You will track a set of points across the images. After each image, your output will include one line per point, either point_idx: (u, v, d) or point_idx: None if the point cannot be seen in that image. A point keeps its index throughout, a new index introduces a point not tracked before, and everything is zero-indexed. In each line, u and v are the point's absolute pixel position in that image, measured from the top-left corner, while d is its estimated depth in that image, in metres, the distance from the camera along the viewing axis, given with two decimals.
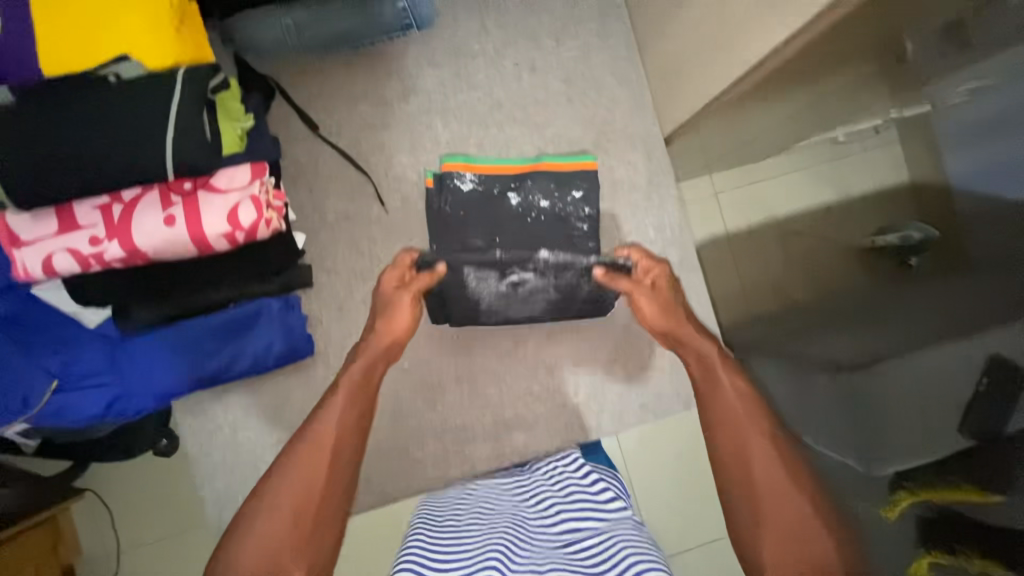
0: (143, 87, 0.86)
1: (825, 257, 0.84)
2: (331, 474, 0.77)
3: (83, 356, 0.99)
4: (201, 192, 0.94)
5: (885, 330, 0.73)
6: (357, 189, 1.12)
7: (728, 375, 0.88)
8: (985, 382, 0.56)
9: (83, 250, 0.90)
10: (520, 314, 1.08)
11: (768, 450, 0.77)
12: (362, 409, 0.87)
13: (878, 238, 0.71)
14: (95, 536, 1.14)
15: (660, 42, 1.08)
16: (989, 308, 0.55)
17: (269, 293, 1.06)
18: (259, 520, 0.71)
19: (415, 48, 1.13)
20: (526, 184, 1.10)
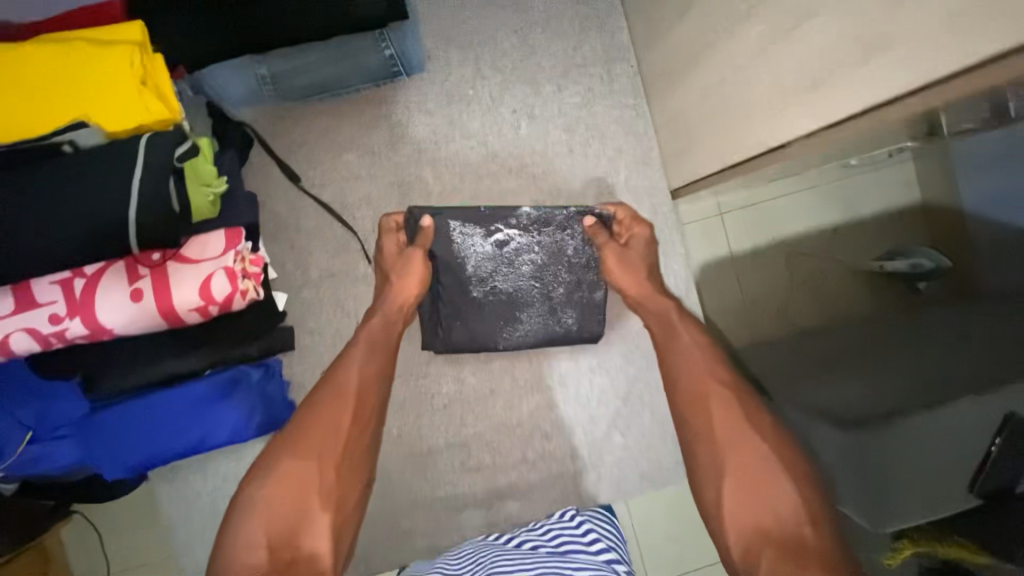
0: (102, 156, 0.79)
1: (830, 276, 0.88)
2: (354, 421, 0.79)
3: (62, 408, 0.95)
4: (170, 263, 0.87)
5: (898, 363, 0.78)
6: (341, 245, 1.05)
7: (687, 329, 0.88)
8: (999, 442, 0.62)
9: (42, 329, 0.83)
10: (508, 282, 1.02)
11: (727, 401, 0.77)
12: (383, 359, 0.88)
13: (887, 262, 0.78)
14: (85, 564, 1.08)
15: (668, 92, 1.01)
16: (1006, 358, 0.63)
17: (247, 361, 1.00)
18: (285, 459, 0.74)
19: (405, 94, 1.05)
20: (519, 219, 0.98)
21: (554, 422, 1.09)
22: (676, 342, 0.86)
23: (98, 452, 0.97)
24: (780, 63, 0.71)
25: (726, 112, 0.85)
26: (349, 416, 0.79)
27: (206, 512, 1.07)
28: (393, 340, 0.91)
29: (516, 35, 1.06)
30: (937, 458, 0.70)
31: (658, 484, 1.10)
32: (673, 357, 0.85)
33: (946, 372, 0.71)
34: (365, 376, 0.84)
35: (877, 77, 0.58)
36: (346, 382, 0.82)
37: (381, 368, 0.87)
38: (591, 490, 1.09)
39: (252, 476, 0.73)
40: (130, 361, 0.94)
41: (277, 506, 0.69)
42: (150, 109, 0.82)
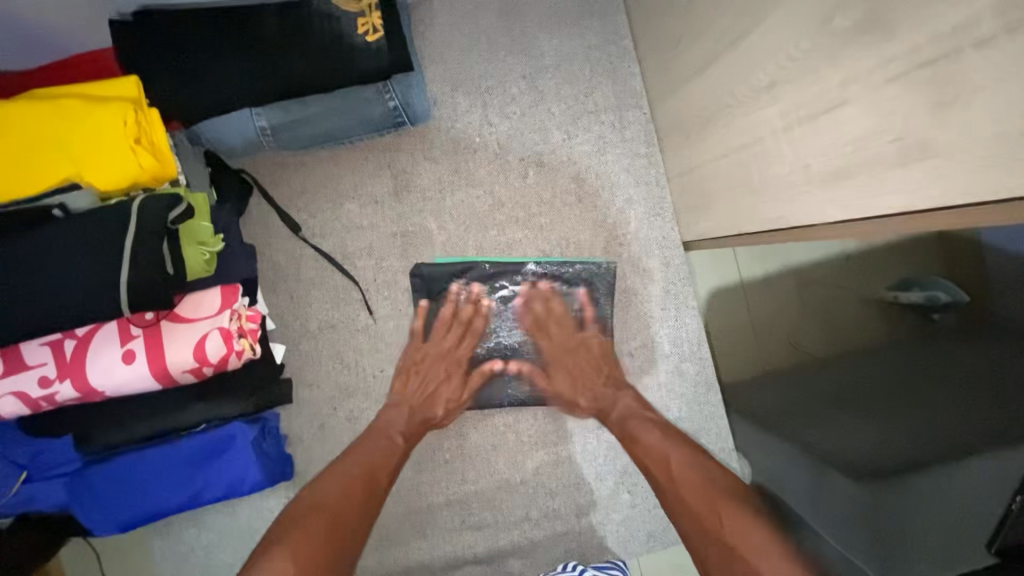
0: (94, 221, 0.76)
1: (840, 309, 0.84)
2: (359, 510, 0.79)
3: (55, 453, 0.92)
4: (164, 323, 0.84)
5: (902, 426, 0.76)
6: (342, 295, 1.02)
7: (638, 421, 0.90)
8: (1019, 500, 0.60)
9: (32, 393, 0.80)
10: (511, 337, 1.01)
11: (698, 488, 0.78)
12: (397, 452, 0.89)
13: (902, 294, 0.74)
14: None
15: (683, 145, 0.97)
16: (989, 423, 0.64)
17: (244, 419, 0.96)
18: (291, 538, 0.72)
19: (410, 142, 1.02)
20: (523, 276, 1.01)
21: (560, 481, 1.05)
22: (648, 432, 0.88)
23: (88, 502, 0.94)
24: (809, 138, 0.67)
25: (748, 176, 0.81)
26: (356, 505, 0.80)
27: (197, 567, 1.04)
28: (411, 438, 0.92)
29: (525, 81, 1.03)
30: (949, 522, 0.69)
31: (666, 543, 1.06)
32: (640, 442, 0.88)
33: (954, 428, 0.68)
34: (375, 467, 0.85)
35: (927, 173, 0.54)
36: (357, 472, 0.83)
37: (393, 460, 0.88)
38: (596, 550, 1.05)
39: (255, 556, 0.71)
40: (122, 418, 0.91)
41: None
42: (141, 167, 0.78)
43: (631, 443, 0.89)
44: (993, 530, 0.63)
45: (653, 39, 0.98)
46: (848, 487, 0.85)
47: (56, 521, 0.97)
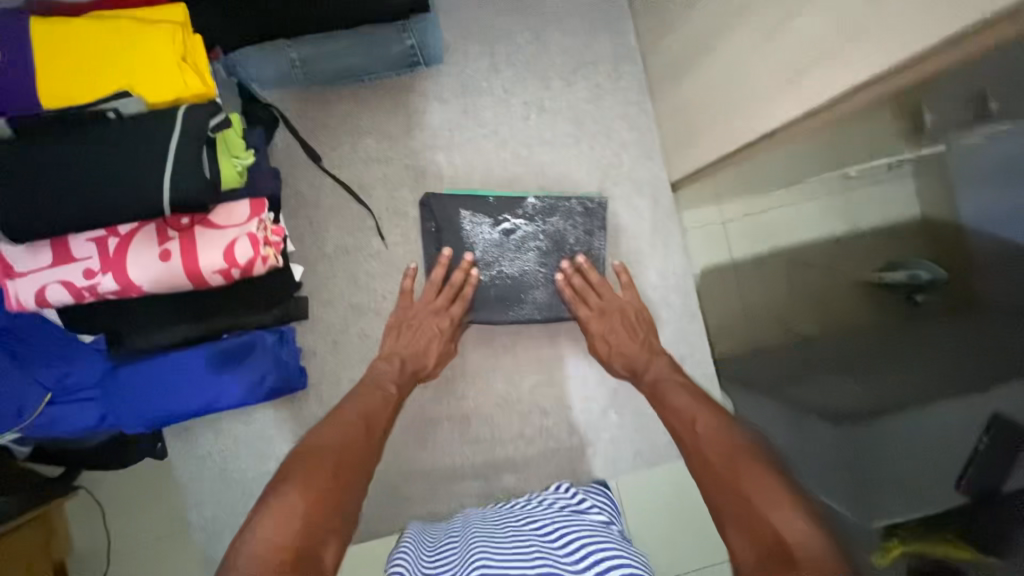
0: (144, 126, 0.85)
1: (834, 292, 0.85)
2: (363, 450, 0.81)
3: (83, 369, 1.00)
4: (198, 228, 0.93)
5: (882, 386, 0.79)
6: (358, 222, 1.11)
7: (672, 389, 0.91)
8: (987, 440, 0.61)
9: (77, 282, 0.89)
10: (512, 265, 1.08)
11: (721, 435, 0.77)
12: (392, 401, 0.93)
13: (886, 273, 0.73)
14: (87, 535, 1.15)
15: (674, 87, 1.07)
16: (978, 373, 0.62)
17: (263, 326, 1.05)
18: (304, 468, 0.73)
19: (424, 83, 1.12)
20: (526, 209, 1.08)
21: (553, 402, 1.14)
22: (668, 396, 0.90)
23: (113, 410, 1.01)
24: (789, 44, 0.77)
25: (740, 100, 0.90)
26: (360, 445, 0.81)
27: (217, 471, 1.15)
28: (402, 392, 0.96)
29: (530, 33, 1.13)
30: (918, 464, 0.73)
31: (648, 464, 1.15)
32: (667, 402, 0.89)
33: (921, 385, 0.72)
34: (371, 413, 0.88)
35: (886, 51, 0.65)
36: (357, 417, 0.86)
37: (387, 411, 0.90)
38: (585, 467, 1.14)
39: (271, 485, 0.70)
40: (153, 318, 1.00)
41: (297, 506, 0.66)
42: (186, 85, 0.88)
43: (665, 395, 0.91)
44: (966, 465, 0.64)
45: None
46: (827, 435, 0.91)
47: (80, 441, 1.03)
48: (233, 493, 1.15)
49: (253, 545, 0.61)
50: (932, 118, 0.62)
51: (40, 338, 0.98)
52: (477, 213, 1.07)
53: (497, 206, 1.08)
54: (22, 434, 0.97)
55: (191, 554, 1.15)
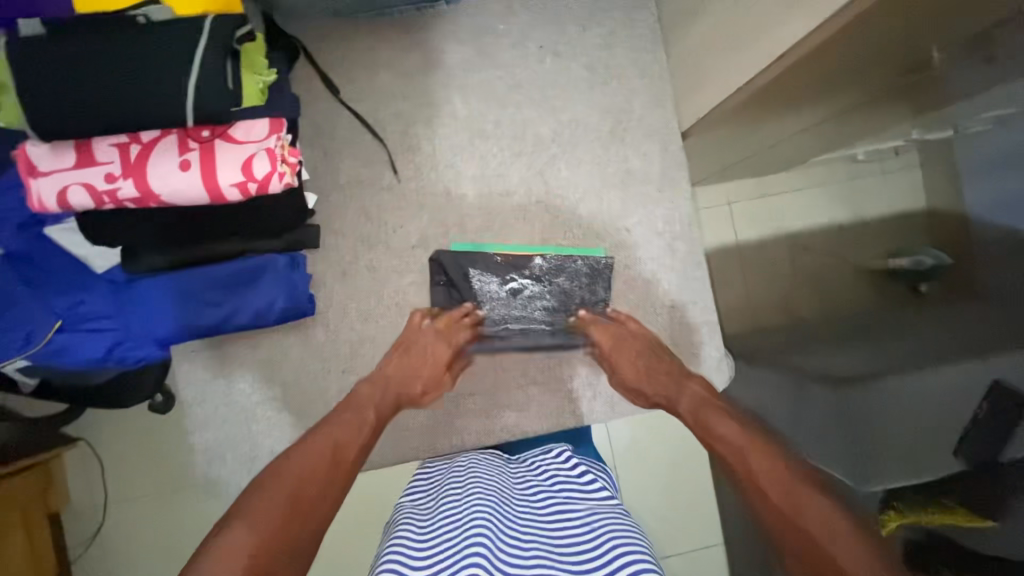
0: (168, 30, 0.87)
1: (834, 274, 0.98)
2: (334, 475, 0.75)
3: (93, 299, 1.01)
4: (218, 141, 0.95)
5: (872, 347, 0.86)
6: (371, 153, 1.13)
7: (718, 415, 0.85)
8: (984, 407, 0.67)
9: (98, 186, 0.91)
10: (519, 322, 1.14)
11: (775, 465, 0.73)
12: (371, 429, 0.86)
13: (894, 260, 0.88)
14: (83, 485, 1.19)
15: (686, 33, 1.10)
16: (969, 342, 0.72)
17: (275, 251, 1.07)
18: (255, 499, 0.69)
19: (443, 22, 1.15)
20: (533, 268, 1.13)
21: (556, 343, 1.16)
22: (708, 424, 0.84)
23: (122, 338, 1.03)
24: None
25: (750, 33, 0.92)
26: (326, 471, 0.75)
27: (218, 397, 1.16)
28: (388, 412, 0.92)
29: None
30: (909, 424, 0.75)
31: (643, 410, 1.18)
32: (711, 430, 0.83)
33: (913, 348, 0.79)
34: (345, 439, 0.82)
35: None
36: (327, 439, 0.80)
37: (364, 433, 0.84)
38: (585, 409, 1.16)
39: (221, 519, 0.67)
40: (167, 238, 1.01)
41: (240, 548, 0.62)
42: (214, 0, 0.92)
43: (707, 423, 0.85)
44: (964, 436, 0.69)
45: None
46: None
47: (84, 377, 1.02)
48: (235, 422, 1.16)
49: None
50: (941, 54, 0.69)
51: (49, 260, 1.00)
52: (485, 271, 1.12)
53: (506, 263, 1.13)
54: (31, 361, 0.99)
55: (193, 477, 1.18)
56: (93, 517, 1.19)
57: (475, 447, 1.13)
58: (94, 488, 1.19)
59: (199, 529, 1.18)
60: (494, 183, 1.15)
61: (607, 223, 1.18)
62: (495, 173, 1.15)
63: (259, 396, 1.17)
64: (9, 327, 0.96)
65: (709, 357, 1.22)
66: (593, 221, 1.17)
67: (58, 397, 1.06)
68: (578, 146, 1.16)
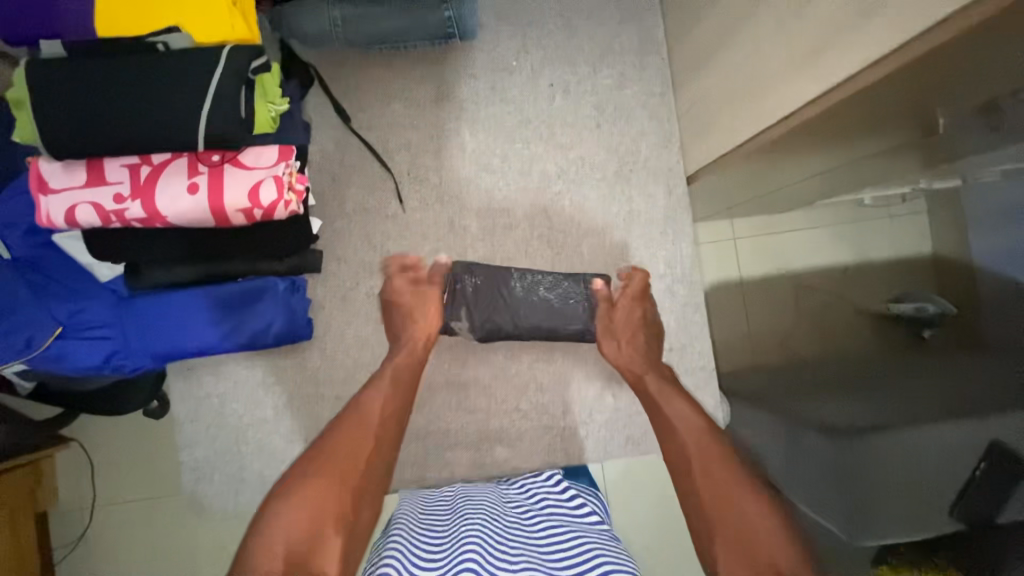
0: (187, 58, 0.89)
1: (834, 316, 0.89)
2: (369, 456, 0.90)
3: (95, 307, 1.02)
4: (227, 166, 0.96)
5: (870, 402, 0.83)
6: (378, 182, 1.15)
7: (682, 411, 0.99)
8: (983, 465, 0.62)
9: (106, 205, 0.92)
10: (523, 316, 1.10)
11: (722, 469, 0.86)
12: (398, 395, 0.99)
13: (895, 305, 0.75)
14: (73, 487, 1.19)
15: (697, 80, 1.11)
16: (968, 397, 0.65)
17: (277, 274, 1.07)
18: (301, 476, 0.84)
19: (456, 57, 1.16)
20: (526, 272, 1.13)
21: (552, 379, 1.16)
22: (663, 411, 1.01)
23: (118, 350, 1.03)
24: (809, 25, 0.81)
25: (759, 86, 0.93)
26: (357, 443, 0.90)
27: (211, 414, 1.16)
28: (410, 373, 1.03)
29: (561, 19, 1.17)
30: (908, 473, 0.74)
31: (640, 450, 1.17)
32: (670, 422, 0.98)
33: (906, 406, 0.76)
34: (373, 410, 0.95)
35: (886, 27, 0.68)
36: (354, 419, 0.93)
37: (390, 401, 0.98)
38: (576, 448, 1.16)
39: (269, 503, 0.82)
40: (172, 256, 1.01)
41: (291, 517, 0.78)
42: (235, 29, 0.94)
43: (658, 411, 1.02)
44: (966, 487, 0.64)
45: None
46: (822, 444, 0.92)
47: (79, 381, 1.04)
48: (226, 440, 1.16)
49: (260, 557, 0.73)
50: (945, 120, 0.64)
51: (54, 268, 1.01)
52: (480, 276, 1.11)
53: (496, 269, 1.12)
54: (28, 365, 0.99)
55: (181, 492, 1.17)
56: (79, 520, 1.18)
57: (464, 480, 1.13)
58: (83, 492, 1.19)
59: (183, 546, 1.17)
60: (498, 217, 1.16)
61: (609, 262, 1.18)
62: (499, 207, 1.16)
63: (250, 415, 1.16)
64: (10, 330, 0.96)
65: (705, 402, 1.23)
66: (595, 260, 1.17)
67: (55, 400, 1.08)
68: (584, 183, 1.17)
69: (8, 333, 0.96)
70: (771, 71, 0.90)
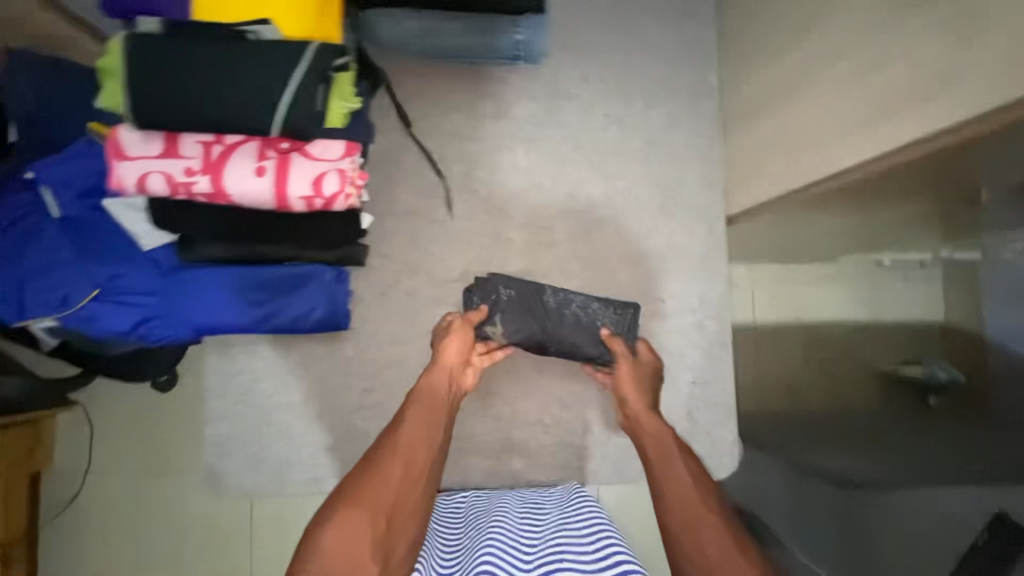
0: (274, 47, 0.93)
1: (845, 372, 1.02)
2: (406, 488, 0.85)
3: (134, 275, 1.04)
4: (295, 154, 1.00)
5: (887, 459, 0.96)
6: (430, 187, 1.18)
7: (682, 461, 0.94)
8: (987, 536, 0.79)
9: (177, 177, 0.96)
10: (552, 333, 1.09)
11: (719, 537, 0.82)
12: (437, 425, 0.95)
13: (904, 366, 0.95)
14: (70, 450, 1.21)
15: (748, 128, 1.16)
16: (948, 453, 0.88)
17: (324, 262, 1.11)
18: (341, 513, 0.79)
19: (520, 78, 1.21)
20: (560, 289, 1.12)
21: (576, 399, 1.18)
22: (672, 465, 0.93)
23: (152, 316, 1.05)
24: (868, 93, 0.85)
25: (813, 143, 0.98)
26: (397, 477, 0.85)
27: (238, 392, 1.18)
28: (446, 401, 0.98)
29: (623, 55, 1.23)
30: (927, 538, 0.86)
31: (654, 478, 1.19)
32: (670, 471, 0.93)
33: (924, 467, 0.90)
34: (416, 443, 0.91)
35: (951, 105, 0.72)
36: (394, 450, 0.88)
37: (429, 433, 0.93)
38: (592, 469, 1.17)
39: (311, 529, 0.79)
40: (225, 234, 1.04)
41: (334, 553, 0.74)
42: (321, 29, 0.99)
43: (663, 464, 0.94)
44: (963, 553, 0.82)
45: (738, 46, 1.18)
46: (825, 492, 1.03)
47: (104, 345, 1.07)
48: (251, 419, 1.18)
49: None
50: None
51: (97, 230, 1.03)
52: (516, 287, 1.09)
53: (534, 286, 1.11)
54: (60, 322, 1.02)
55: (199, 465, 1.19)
56: (71, 483, 1.20)
57: (480, 486, 1.14)
58: (77, 458, 1.20)
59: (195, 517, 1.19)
60: (542, 234, 1.19)
61: (643, 291, 1.21)
62: (543, 225, 1.19)
63: (277, 398, 1.19)
64: (52, 286, 0.99)
65: (722, 439, 1.24)
66: (630, 288, 1.20)
67: (74, 358, 1.11)
68: (627, 212, 1.21)
69: (50, 288, 0.99)
70: (825, 132, 0.94)
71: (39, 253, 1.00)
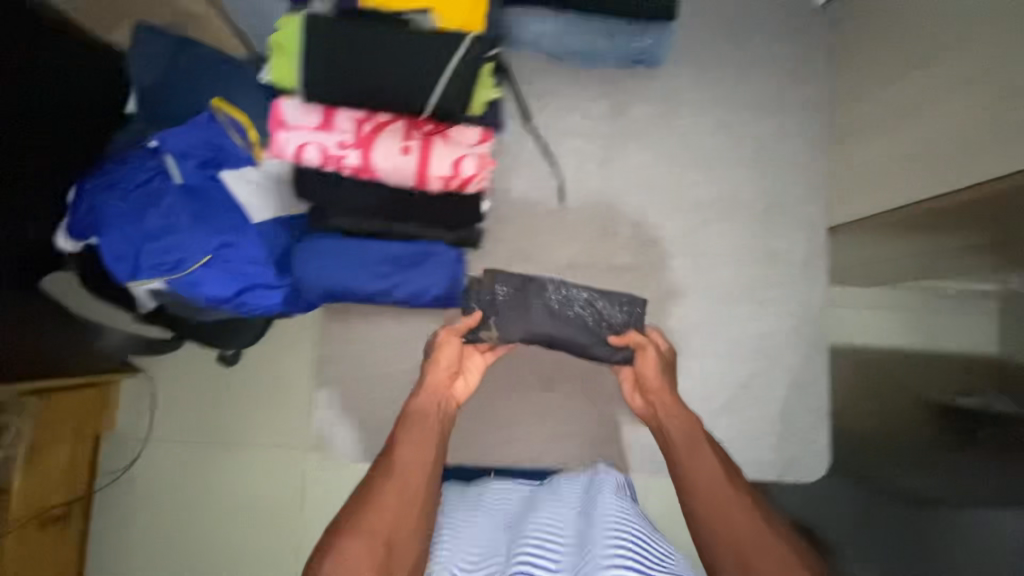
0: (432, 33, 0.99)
1: (896, 403, 1.10)
2: (409, 504, 0.81)
3: (244, 245, 1.07)
4: (438, 135, 1.05)
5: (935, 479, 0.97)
6: (545, 178, 1.24)
7: (708, 458, 0.90)
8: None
9: (331, 149, 1.03)
10: (552, 333, 1.04)
11: (765, 547, 0.77)
12: (433, 432, 0.91)
13: (957, 398, 0.99)
14: (129, 417, 1.29)
15: (857, 142, 1.21)
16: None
17: (445, 241, 1.15)
18: (341, 544, 0.75)
19: (637, 80, 1.27)
20: (564, 285, 1.06)
21: None
22: (693, 470, 0.89)
23: (256, 284, 1.09)
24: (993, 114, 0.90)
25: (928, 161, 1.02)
26: (396, 499, 0.81)
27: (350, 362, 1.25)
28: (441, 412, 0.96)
29: (734, 67, 1.28)
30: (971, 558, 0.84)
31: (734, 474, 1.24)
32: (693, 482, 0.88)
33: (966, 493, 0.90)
34: (411, 454, 0.87)
35: None
36: (387, 470, 0.84)
37: (427, 445, 0.89)
38: None
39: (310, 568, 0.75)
40: (359, 206, 1.09)
41: None
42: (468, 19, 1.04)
43: (684, 469, 0.90)
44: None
45: (853, 65, 1.23)
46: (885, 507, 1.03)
47: (203, 309, 1.12)
48: None
49: None
50: None
51: (214, 197, 1.07)
52: (511, 286, 1.04)
53: (536, 284, 1.05)
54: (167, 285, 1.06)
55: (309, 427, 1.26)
56: (133, 445, 1.28)
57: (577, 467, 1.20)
58: (132, 425, 1.29)
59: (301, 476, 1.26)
60: (650, 231, 1.24)
61: (740, 294, 1.26)
62: (653, 222, 1.25)
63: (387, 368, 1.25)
64: (168, 250, 1.03)
65: (815, 444, 1.26)
66: (731, 289, 1.25)
67: (167, 322, 1.16)
68: (732, 216, 1.26)
69: (166, 252, 1.03)
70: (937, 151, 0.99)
71: (161, 216, 1.04)
